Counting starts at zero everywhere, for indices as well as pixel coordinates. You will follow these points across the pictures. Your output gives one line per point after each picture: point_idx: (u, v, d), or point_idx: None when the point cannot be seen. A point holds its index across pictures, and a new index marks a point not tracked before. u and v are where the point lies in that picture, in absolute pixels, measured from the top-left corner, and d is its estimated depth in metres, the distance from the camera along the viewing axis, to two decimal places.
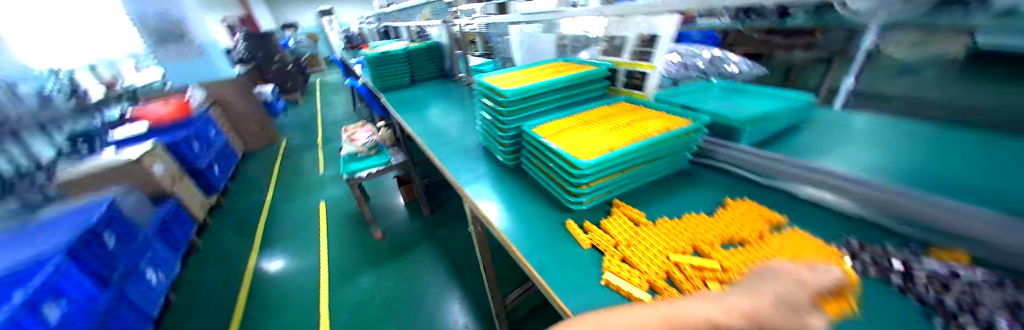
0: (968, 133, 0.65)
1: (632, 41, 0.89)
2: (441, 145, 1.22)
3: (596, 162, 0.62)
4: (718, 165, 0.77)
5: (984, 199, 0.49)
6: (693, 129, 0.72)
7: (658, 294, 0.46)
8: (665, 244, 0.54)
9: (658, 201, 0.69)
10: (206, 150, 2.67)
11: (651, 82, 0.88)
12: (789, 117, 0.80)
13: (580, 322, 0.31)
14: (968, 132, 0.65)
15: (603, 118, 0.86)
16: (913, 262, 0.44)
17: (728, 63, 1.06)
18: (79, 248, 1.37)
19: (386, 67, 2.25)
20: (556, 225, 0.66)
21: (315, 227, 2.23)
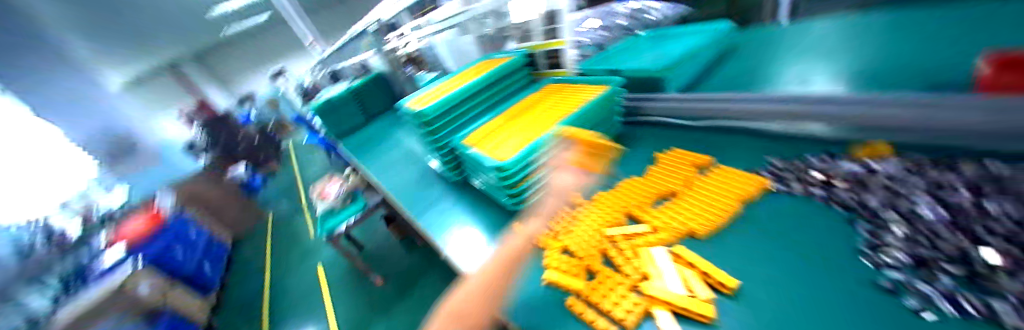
0: (913, 31, 0.73)
1: (538, 22, 0.93)
2: (398, 180, 1.25)
3: (518, 159, 0.67)
4: (651, 120, 0.84)
5: (929, 83, 0.58)
6: (609, 95, 0.79)
7: (595, 275, 0.52)
8: (603, 220, 0.61)
9: (598, 176, 0.76)
10: (194, 251, 2.14)
11: (565, 58, 0.94)
12: (707, 51, 0.90)
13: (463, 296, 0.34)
14: (912, 30, 0.74)
15: (526, 109, 0.90)
16: (834, 168, 0.49)
17: (648, 13, 1.18)
18: None
19: (335, 114, 2.24)
20: (504, 231, 0.72)
21: (316, 292, 2.18)
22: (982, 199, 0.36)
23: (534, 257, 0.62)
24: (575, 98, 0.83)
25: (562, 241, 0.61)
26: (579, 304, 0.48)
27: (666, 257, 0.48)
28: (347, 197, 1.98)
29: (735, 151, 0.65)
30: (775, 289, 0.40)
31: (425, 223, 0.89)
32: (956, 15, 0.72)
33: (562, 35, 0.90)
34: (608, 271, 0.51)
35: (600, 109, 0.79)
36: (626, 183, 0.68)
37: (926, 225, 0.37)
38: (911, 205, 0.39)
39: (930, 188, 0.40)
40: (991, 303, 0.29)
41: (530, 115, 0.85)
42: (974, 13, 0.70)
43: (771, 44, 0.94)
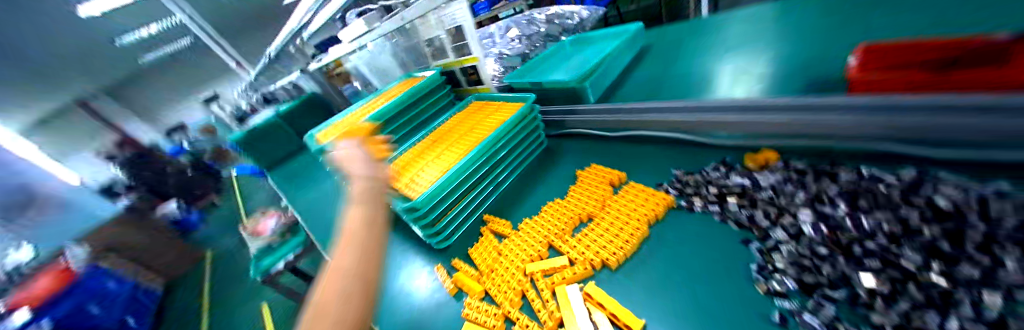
0: (805, 30, 0.77)
1: (446, 40, 0.87)
2: None
3: (430, 195, 0.60)
4: (575, 132, 0.82)
5: (809, 82, 0.61)
6: (526, 112, 0.75)
7: (513, 322, 0.46)
8: (523, 252, 0.55)
9: (524, 201, 0.70)
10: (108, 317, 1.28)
11: (483, 73, 0.88)
12: (623, 55, 0.90)
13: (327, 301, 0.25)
14: (805, 30, 0.77)
15: (449, 131, 0.83)
16: (729, 182, 0.48)
17: (568, 18, 1.14)
18: None
19: (260, 143, 2.01)
20: (425, 273, 0.64)
21: None
22: (855, 211, 0.36)
23: (452, 302, 0.55)
24: (496, 116, 0.78)
25: (482, 283, 0.54)
26: None
27: (579, 297, 0.44)
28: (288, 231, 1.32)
29: (646, 161, 0.64)
30: (681, 326, 0.36)
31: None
32: (841, 14, 0.76)
33: (473, 51, 0.85)
34: (525, 318, 0.45)
35: (519, 128, 0.75)
36: (550, 206, 0.64)
37: (813, 243, 0.35)
38: (793, 221, 0.38)
39: (809, 200, 0.39)
40: None
41: (451, 138, 0.78)
42: (854, 14, 0.74)
43: (687, 42, 0.96)
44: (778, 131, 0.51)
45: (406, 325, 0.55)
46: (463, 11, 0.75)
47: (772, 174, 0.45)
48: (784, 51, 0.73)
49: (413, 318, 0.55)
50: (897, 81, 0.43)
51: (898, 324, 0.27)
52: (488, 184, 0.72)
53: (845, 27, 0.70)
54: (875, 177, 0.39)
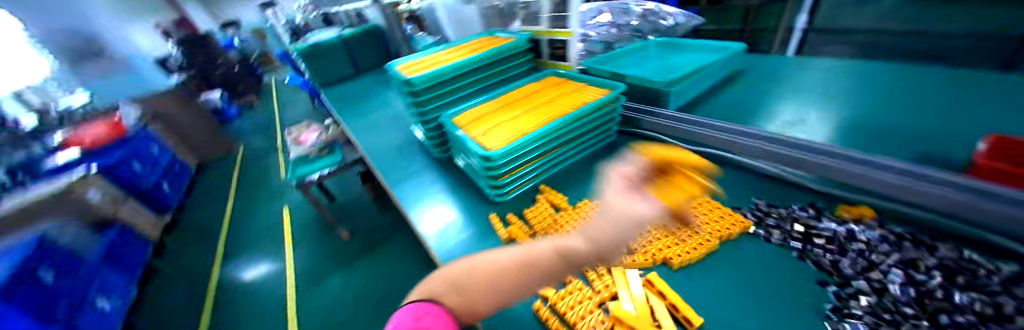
0: (938, 96, 0.68)
1: (546, 7, 0.85)
2: (379, 143, 1.21)
3: (506, 150, 0.63)
4: (645, 134, 0.81)
5: (928, 150, 0.55)
6: (609, 100, 0.73)
7: (565, 284, 0.50)
8: (582, 228, 0.58)
9: (585, 182, 0.71)
10: (151, 169, 2.48)
11: (570, 51, 0.88)
12: (715, 71, 0.86)
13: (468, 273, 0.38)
14: (939, 95, 0.68)
15: (525, 96, 0.84)
16: (815, 225, 0.48)
17: (663, 18, 1.09)
18: (16, 287, 1.27)
19: (321, 60, 2.09)
20: (480, 219, 0.69)
21: (279, 233, 2.14)
22: (951, 285, 0.36)
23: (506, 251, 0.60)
24: (576, 95, 0.77)
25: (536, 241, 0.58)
26: (546, 310, 0.46)
27: (639, 282, 0.46)
28: (324, 148, 1.93)
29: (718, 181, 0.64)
30: None
31: (401, 195, 0.84)
32: (995, 89, 0.65)
33: (569, 25, 0.83)
34: (580, 283, 0.49)
35: (599, 114, 0.74)
36: None
37: (898, 302, 0.36)
38: (882, 278, 0.39)
39: (901, 265, 0.39)
40: None
41: (528, 105, 0.79)
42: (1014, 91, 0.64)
43: (782, 78, 0.90)
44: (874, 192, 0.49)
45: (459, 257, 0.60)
46: None
47: (862, 229, 0.45)
48: (895, 110, 0.67)
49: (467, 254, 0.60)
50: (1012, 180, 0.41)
51: None
52: (554, 158, 0.74)
53: (976, 103, 0.63)
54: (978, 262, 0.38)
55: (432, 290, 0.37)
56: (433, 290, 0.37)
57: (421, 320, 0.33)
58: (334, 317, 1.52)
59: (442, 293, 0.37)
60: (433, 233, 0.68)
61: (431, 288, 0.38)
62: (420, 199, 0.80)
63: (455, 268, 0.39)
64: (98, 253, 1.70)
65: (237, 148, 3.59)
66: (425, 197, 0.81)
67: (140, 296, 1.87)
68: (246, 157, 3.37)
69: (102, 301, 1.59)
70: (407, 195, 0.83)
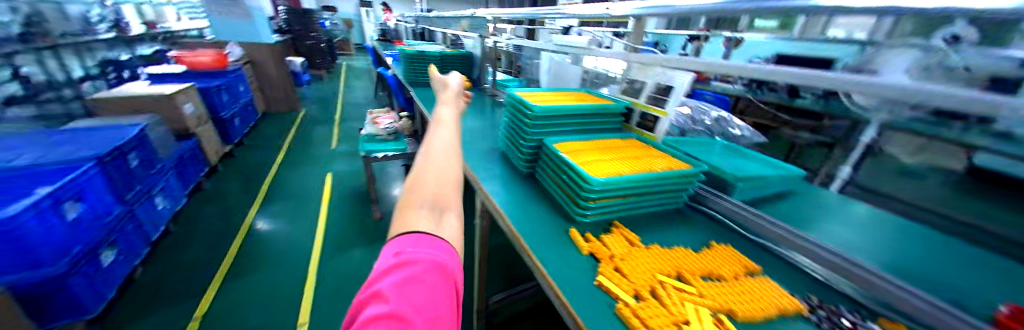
0: (974, 265, 0.79)
1: (650, 88, 1.06)
2: (464, 144, 1.53)
3: (605, 182, 0.78)
4: (710, 211, 0.93)
5: (963, 300, 0.65)
6: (691, 173, 0.87)
7: (641, 299, 0.61)
8: (656, 265, 0.69)
9: (655, 232, 0.83)
10: (233, 102, 2.79)
11: (660, 126, 1.03)
12: (777, 182, 1.01)
13: (435, 174, 0.49)
14: (975, 265, 0.79)
15: (614, 147, 1.01)
16: (861, 325, 0.58)
17: (733, 127, 1.26)
18: (108, 161, 1.42)
19: (418, 64, 2.48)
20: (561, 231, 0.84)
21: (317, 195, 2.32)
22: None
23: (587, 262, 0.72)
24: (661, 159, 0.92)
25: (614, 261, 0.70)
26: (626, 310, 0.57)
27: (708, 318, 0.56)
28: (392, 134, 2.19)
29: (774, 270, 0.74)
30: None
31: (488, 186, 1.10)
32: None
33: (667, 106, 0.99)
34: (654, 302, 0.59)
35: (680, 179, 0.87)
36: (680, 249, 0.75)
37: None
38: None
39: None
40: None
41: (617, 154, 0.95)
42: None
43: (831, 210, 1.03)
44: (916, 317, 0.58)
45: (548, 253, 0.74)
46: (685, 78, 0.91)
47: None
48: (935, 264, 0.78)
49: (553, 253, 0.75)
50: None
51: None
52: (633, 204, 0.86)
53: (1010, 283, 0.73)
54: None
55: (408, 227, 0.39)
56: (410, 227, 0.39)
57: (408, 259, 0.35)
58: (349, 288, 1.58)
59: (421, 225, 0.40)
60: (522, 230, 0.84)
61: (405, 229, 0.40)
62: (505, 196, 1.04)
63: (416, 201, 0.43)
64: (172, 158, 1.87)
65: (300, 109, 3.98)
66: (512, 200, 1.00)
67: (182, 210, 2.02)
68: (304, 120, 3.68)
69: (158, 199, 1.72)
70: (497, 192, 1.06)
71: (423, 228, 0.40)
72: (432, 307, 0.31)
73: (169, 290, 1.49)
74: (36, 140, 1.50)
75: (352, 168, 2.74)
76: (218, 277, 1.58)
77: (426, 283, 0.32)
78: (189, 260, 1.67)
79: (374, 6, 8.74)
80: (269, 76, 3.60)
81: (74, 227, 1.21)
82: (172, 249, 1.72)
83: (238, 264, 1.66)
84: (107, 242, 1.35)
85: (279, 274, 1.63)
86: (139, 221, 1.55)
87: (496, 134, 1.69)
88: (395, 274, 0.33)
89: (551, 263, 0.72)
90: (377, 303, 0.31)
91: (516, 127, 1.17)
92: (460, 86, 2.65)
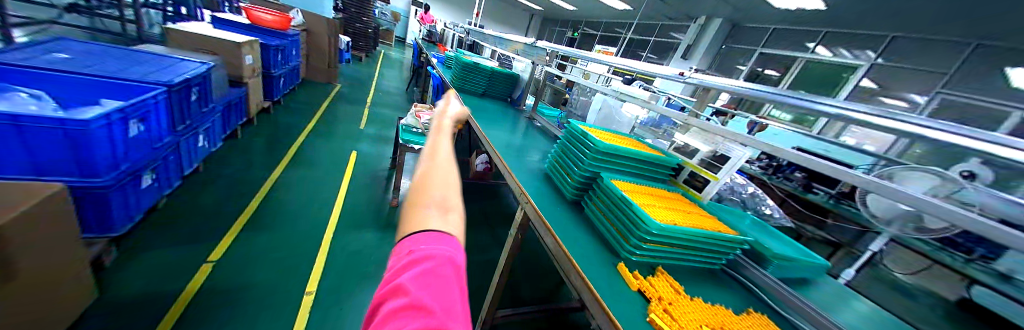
0: None
1: (703, 153, 1.20)
2: (510, 157, 1.62)
3: (664, 228, 0.85)
4: (742, 276, 0.99)
5: None
6: (736, 239, 0.94)
7: None
8: (703, 317, 0.74)
9: (696, 286, 0.89)
10: (283, 63, 2.93)
11: (709, 189, 1.15)
12: (807, 267, 1.07)
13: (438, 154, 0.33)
14: None
15: (664, 197, 1.10)
16: None
17: (765, 207, 1.38)
18: (175, 91, 1.49)
19: (470, 74, 2.63)
20: (610, 264, 0.90)
21: (342, 169, 2.39)
22: None
23: (637, 298, 0.78)
24: (706, 220, 1.00)
25: (663, 303, 0.75)
26: None
27: None
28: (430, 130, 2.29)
29: None
30: None
31: (538, 203, 1.17)
32: None
33: (720, 173, 1.11)
34: None
35: (726, 241, 0.94)
36: (720, 307, 0.81)
37: None
38: None
39: None
40: None
41: (667, 204, 1.04)
42: None
43: (851, 305, 1.09)
44: None
45: (602, 281, 0.81)
46: (743, 153, 1.05)
47: None
48: None
49: (604, 281, 0.81)
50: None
51: None
52: (680, 254, 0.93)
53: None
54: None
55: (418, 212, 0.25)
56: (419, 214, 0.25)
57: (419, 253, 0.22)
58: (358, 268, 1.58)
59: (431, 211, 0.26)
60: (573, 251, 0.91)
61: (415, 212, 0.25)
62: (553, 215, 1.10)
63: (430, 178, 0.29)
64: (223, 102, 1.97)
65: (337, 83, 4.15)
66: (559, 221, 1.08)
67: (213, 154, 2.07)
68: (337, 96, 3.78)
69: (200, 137, 1.80)
70: (545, 210, 1.13)
71: (439, 209, 0.26)
72: (455, 317, 0.19)
73: (184, 227, 1.50)
74: (111, 53, 1.56)
75: (376, 152, 2.81)
76: (235, 227, 1.59)
77: (445, 287, 0.20)
78: (208, 202, 1.69)
79: (423, 8, 9.22)
80: (320, 48, 3.81)
81: (131, 146, 1.24)
82: (195, 187, 1.76)
83: (256, 218, 1.68)
84: (149, 167, 1.37)
85: (294, 237, 1.64)
86: (179, 153, 1.61)
87: (537, 154, 1.80)
88: (406, 267, 0.21)
89: (605, 291, 0.77)
90: (387, 298, 0.20)
91: (573, 157, 1.26)
92: (501, 102, 2.79)
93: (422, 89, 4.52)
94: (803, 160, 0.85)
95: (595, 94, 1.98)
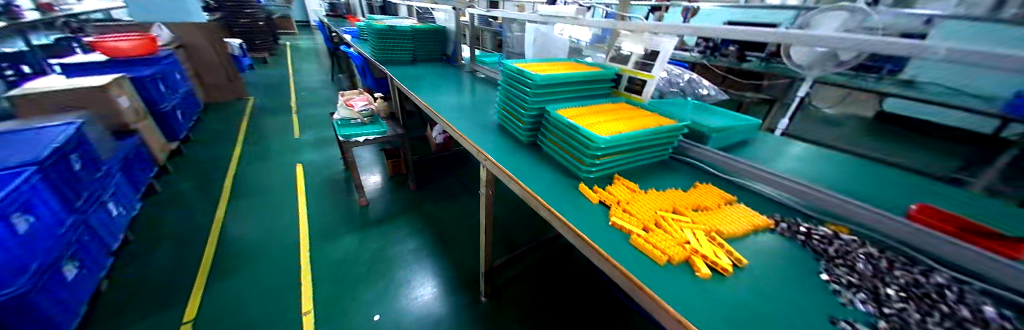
0: (883, 182, 1.02)
1: (637, 55, 1.21)
2: (456, 118, 1.56)
3: (610, 139, 0.88)
4: (689, 159, 1.07)
5: (878, 204, 0.86)
6: (677, 127, 1.00)
7: (648, 231, 0.72)
8: (657, 205, 0.81)
9: (650, 180, 0.96)
10: (171, 93, 2.55)
11: (647, 88, 1.18)
12: (743, 131, 1.18)
13: None
14: (884, 182, 1.03)
15: (608, 110, 1.12)
16: (813, 228, 0.74)
17: (701, 88, 1.45)
18: (49, 165, 1.26)
19: (390, 41, 2.42)
20: (571, 188, 0.94)
21: (293, 187, 2.24)
22: (888, 265, 0.62)
23: (599, 210, 0.83)
24: (647, 119, 1.04)
25: (622, 206, 0.81)
26: (640, 240, 0.69)
27: (702, 235, 0.69)
28: (368, 116, 2.15)
29: (745, 196, 0.90)
30: (763, 267, 0.64)
31: (493, 154, 1.16)
32: (911, 187, 1.00)
33: (653, 70, 1.14)
34: (659, 232, 0.71)
35: (668, 132, 1.00)
36: (671, 191, 0.89)
37: (861, 272, 0.61)
38: (855, 258, 0.64)
39: (866, 254, 0.64)
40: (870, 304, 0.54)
41: (610, 116, 1.07)
42: (922, 191, 0.99)
43: (780, 151, 1.24)
44: (844, 216, 0.76)
45: (565, 205, 0.85)
46: (670, 43, 1.06)
47: (842, 235, 0.71)
48: (862, 185, 0.99)
49: (567, 205, 0.85)
50: (942, 224, 0.69)
51: (888, 303, 0.54)
52: (631, 157, 0.98)
53: (921, 194, 0.95)
54: (907, 260, 0.64)
55: None
56: None
57: None
58: (346, 273, 1.59)
59: None
60: (535, 189, 0.93)
61: None
62: (510, 162, 1.11)
63: None
64: (117, 159, 1.72)
65: (247, 96, 3.72)
66: (517, 165, 1.09)
67: (140, 217, 1.87)
68: (256, 110, 3.38)
69: (110, 205, 1.60)
70: (501, 159, 1.12)
71: None
72: None
73: (142, 300, 1.39)
74: None
75: (324, 157, 2.64)
76: (200, 280, 1.50)
77: None
78: (159, 267, 1.56)
79: None
80: (208, 61, 3.29)
81: (28, 243, 1.08)
82: (136, 256, 1.61)
83: (219, 265, 1.59)
84: (66, 255, 1.22)
85: (269, 268, 1.58)
86: (93, 229, 1.43)
87: (483, 107, 1.74)
88: None
89: (569, 213, 0.81)
90: None
91: (515, 100, 1.23)
92: (435, 63, 2.61)
93: (349, 75, 4.12)
94: (721, 32, 0.86)
95: (526, 24, 1.87)
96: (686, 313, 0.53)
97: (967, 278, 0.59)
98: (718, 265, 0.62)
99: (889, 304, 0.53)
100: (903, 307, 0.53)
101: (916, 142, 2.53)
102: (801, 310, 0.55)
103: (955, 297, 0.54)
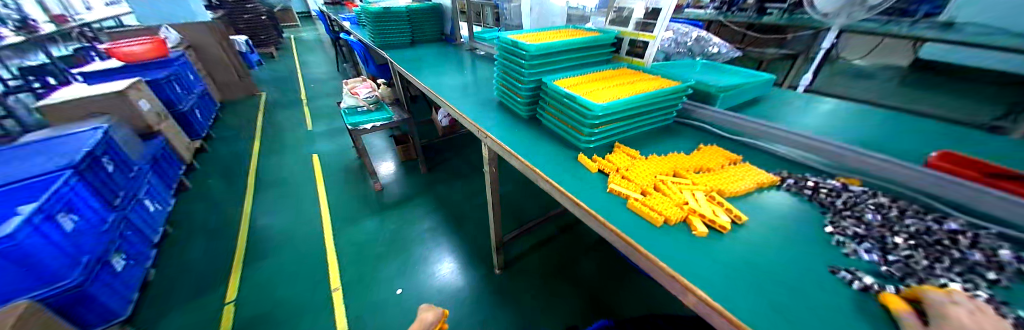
0: (906, 134, 0.96)
1: (637, 15, 1.14)
2: (457, 98, 1.56)
3: (607, 106, 0.86)
4: (695, 122, 1.04)
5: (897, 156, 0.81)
6: (679, 89, 0.96)
7: (646, 195, 0.72)
8: (657, 168, 0.80)
9: (652, 145, 0.94)
10: (187, 94, 2.65)
11: (648, 50, 1.13)
12: (753, 89, 1.12)
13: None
14: (907, 133, 0.96)
15: (608, 77, 1.09)
16: (821, 183, 0.71)
17: (710, 46, 1.36)
18: (84, 169, 1.37)
19: (386, 24, 2.38)
20: (571, 158, 0.93)
21: (310, 176, 2.33)
22: (899, 214, 0.59)
23: (598, 178, 0.83)
24: (648, 82, 1.00)
25: (621, 173, 0.80)
26: (638, 204, 0.69)
27: (702, 195, 0.69)
28: (373, 103, 2.17)
29: (753, 156, 0.87)
30: (764, 223, 0.63)
31: (493, 131, 1.15)
32: (938, 137, 0.94)
33: (655, 31, 1.09)
34: (658, 195, 0.70)
35: (670, 94, 0.96)
36: (673, 155, 0.87)
37: (869, 223, 0.59)
38: (863, 210, 0.61)
39: (876, 204, 0.62)
40: (875, 252, 0.53)
41: (609, 82, 1.04)
42: (949, 140, 0.92)
43: (796, 108, 1.17)
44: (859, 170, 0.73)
45: (564, 175, 0.85)
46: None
47: (852, 187, 0.69)
48: (883, 138, 0.93)
49: (566, 175, 0.85)
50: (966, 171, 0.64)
51: (893, 251, 0.53)
52: (631, 123, 0.96)
53: (949, 144, 0.89)
54: (922, 209, 0.61)
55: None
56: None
57: None
58: (366, 253, 1.68)
59: None
60: (534, 162, 0.93)
61: None
62: (511, 137, 1.10)
63: None
64: (146, 160, 1.83)
65: (259, 92, 3.81)
66: (518, 139, 1.08)
67: (176, 212, 2.01)
68: (268, 105, 3.48)
69: (146, 202, 1.72)
70: (502, 135, 1.12)
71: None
72: None
73: (187, 284, 1.53)
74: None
75: (336, 146, 2.71)
76: (235, 265, 1.63)
77: None
78: (197, 255, 1.70)
79: None
80: (217, 61, 3.37)
81: (75, 239, 1.20)
82: (177, 247, 1.75)
83: (251, 250, 1.71)
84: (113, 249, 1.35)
85: (294, 251, 1.69)
86: (135, 225, 1.56)
87: (485, 85, 1.72)
88: None
89: (569, 182, 0.82)
90: None
91: (513, 74, 1.21)
92: (434, 44, 2.58)
93: (353, 63, 4.13)
94: None
95: None
96: (682, 270, 0.54)
97: (984, 223, 0.55)
98: (715, 223, 0.62)
99: (895, 252, 0.52)
100: (909, 255, 0.51)
101: (955, 91, 2.33)
102: (801, 263, 0.54)
103: (968, 242, 0.51)
